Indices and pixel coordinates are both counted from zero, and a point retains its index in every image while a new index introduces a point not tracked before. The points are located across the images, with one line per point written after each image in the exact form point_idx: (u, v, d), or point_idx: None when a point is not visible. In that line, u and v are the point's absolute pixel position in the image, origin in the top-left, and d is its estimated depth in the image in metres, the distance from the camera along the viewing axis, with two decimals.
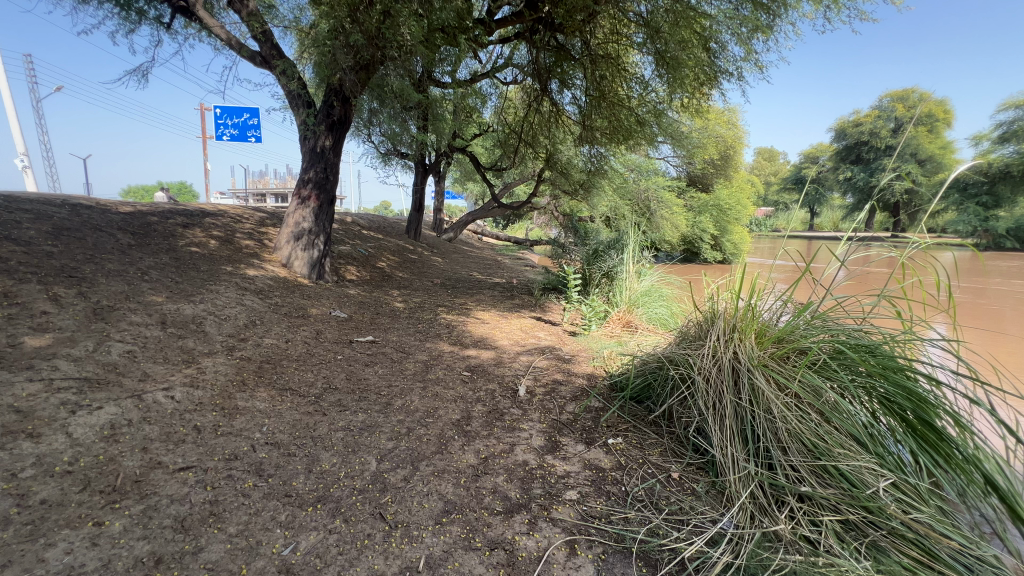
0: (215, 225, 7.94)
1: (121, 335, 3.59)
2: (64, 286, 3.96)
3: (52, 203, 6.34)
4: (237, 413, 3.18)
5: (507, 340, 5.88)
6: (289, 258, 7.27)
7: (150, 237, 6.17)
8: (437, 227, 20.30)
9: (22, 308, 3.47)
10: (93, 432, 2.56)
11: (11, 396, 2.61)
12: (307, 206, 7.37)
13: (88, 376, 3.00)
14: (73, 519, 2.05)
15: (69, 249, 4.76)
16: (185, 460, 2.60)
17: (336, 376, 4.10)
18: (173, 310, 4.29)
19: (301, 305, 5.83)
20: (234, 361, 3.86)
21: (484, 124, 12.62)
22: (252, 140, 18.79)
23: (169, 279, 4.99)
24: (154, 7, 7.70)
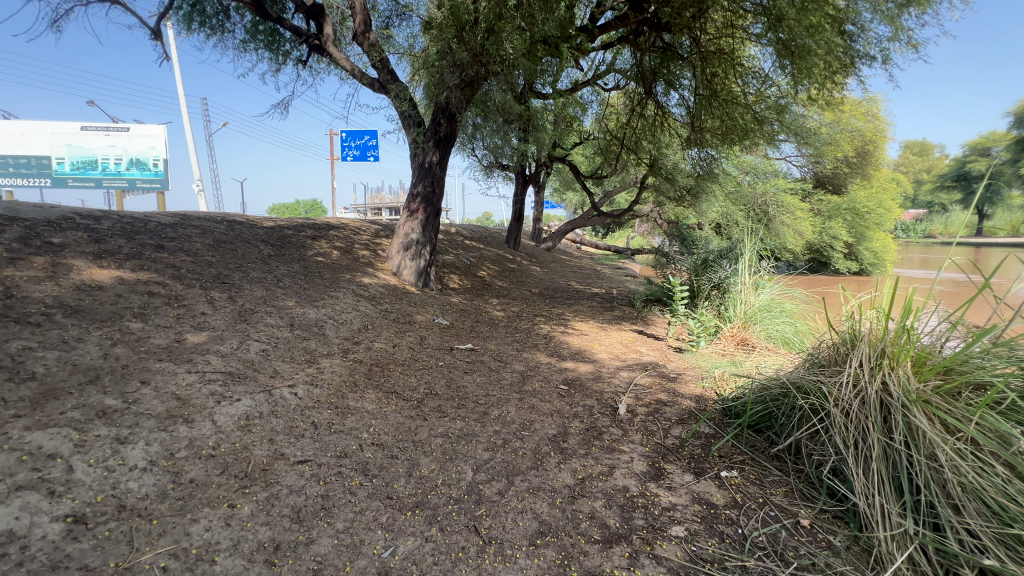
0: (338, 238, 8.79)
1: (258, 335, 4.07)
2: (218, 291, 4.60)
3: (214, 220, 7.47)
4: (348, 413, 3.40)
5: (606, 354, 5.63)
6: (398, 267, 7.80)
7: (285, 248, 7.00)
8: (535, 236, 20.43)
9: (187, 309, 4.08)
10: (233, 421, 2.89)
11: (174, 384, 3.03)
12: (415, 218, 7.83)
13: (230, 370, 3.41)
14: (213, 499, 2.31)
15: (224, 259, 5.56)
16: (304, 454, 2.83)
17: (437, 383, 4.23)
18: (300, 314, 4.77)
19: (408, 312, 6.19)
20: (349, 364, 4.16)
21: (585, 132, 12.49)
22: (372, 160, 20.65)
23: (299, 286, 5.59)
24: (296, 49, 8.86)
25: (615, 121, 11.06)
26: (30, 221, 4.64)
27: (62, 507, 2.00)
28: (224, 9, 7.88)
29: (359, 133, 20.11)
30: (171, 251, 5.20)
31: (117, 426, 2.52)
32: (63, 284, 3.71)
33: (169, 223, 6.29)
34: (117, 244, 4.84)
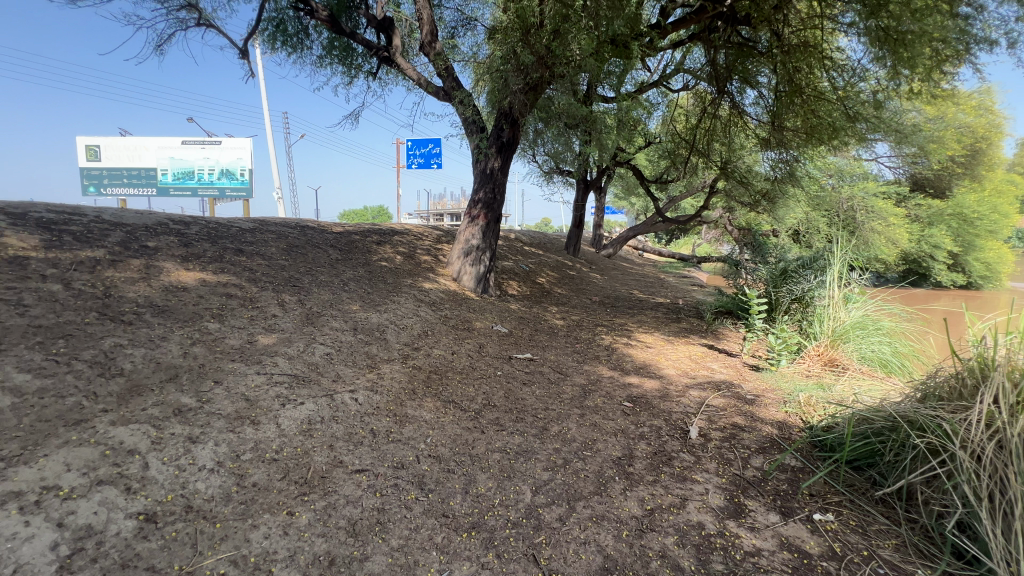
0: (402, 243, 9.00)
1: (323, 338, 4.15)
2: (289, 294, 4.78)
3: (289, 225, 7.87)
4: (406, 421, 3.36)
5: (674, 370, 5.26)
6: (459, 272, 7.82)
7: (352, 253, 7.23)
8: (595, 242, 19.97)
9: (260, 311, 4.24)
10: (296, 425, 2.92)
11: (244, 385, 3.12)
12: (476, 224, 7.83)
13: (296, 373, 3.48)
14: (273, 505, 2.31)
15: (296, 263, 5.80)
16: (362, 463, 2.79)
17: (496, 394, 4.11)
18: (364, 318, 4.85)
19: (467, 318, 6.15)
20: (408, 370, 4.14)
21: (650, 136, 12.03)
22: (435, 168, 21.17)
23: (363, 290, 5.72)
24: (368, 62, 9.20)
25: (683, 123, 10.52)
26: (131, 226, 5.07)
27: (135, 505, 2.05)
28: (303, 27, 8.33)
29: (424, 142, 20.83)
30: (249, 255, 5.49)
31: (190, 425, 2.59)
32: (153, 285, 3.97)
33: (249, 229, 6.68)
34: (202, 248, 5.17)
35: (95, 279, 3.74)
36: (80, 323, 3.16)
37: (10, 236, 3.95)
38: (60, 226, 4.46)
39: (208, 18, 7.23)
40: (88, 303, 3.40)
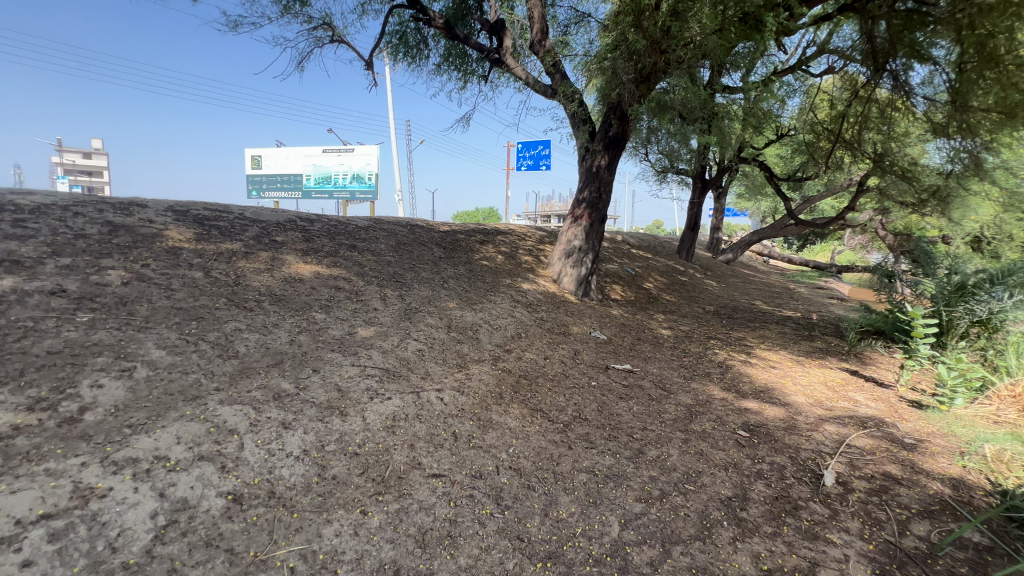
0: (504, 243, 9.02)
1: (417, 334, 4.20)
2: (391, 289, 4.96)
3: (401, 224, 8.31)
4: (490, 427, 3.21)
5: (804, 397, 4.44)
6: (559, 274, 7.58)
7: (455, 251, 7.38)
8: (712, 246, 18.34)
9: (363, 304, 4.43)
10: (380, 420, 2.93)
11: (338, 375, 3.22)
12: (579, 225, 7.52)
13: (388, 367, 3.53)
14: (348, 501, 2.29)
15: (401, 260, 6.04)
16: (440, 467, 2.69)
17: (588, 406, 3.79)
18: (459, 316, 4.84)
19: (564, 322, 5.88)
20: (497, 373, 4.01)
21: (783, 129, 10.66)
22: (544, 169, 21.14)
23: (462, 288, 5.76)
24: (481, 66, 9.35)
25: (824, 111, 9.08)
26: (266, 222, 5.67)
27: (227, 484, 2.17)
28: (423, 38, 8.73)
29: (534, 144, 21.04)
30: (360, 251, 5.84)
31: (285, 410, 2.72)
32: (275, 276, 4.35)
33: (365, 227, 7.16)
34: (321, 243, 5.60)
35: (229, 268, 4.20)
36: (211, 307, 3.53)
37: (172, 230, 4.61)
38: (210, 222, 5.13)
39: (339, 34, 7.88)
40: (221, 290, 3.80)
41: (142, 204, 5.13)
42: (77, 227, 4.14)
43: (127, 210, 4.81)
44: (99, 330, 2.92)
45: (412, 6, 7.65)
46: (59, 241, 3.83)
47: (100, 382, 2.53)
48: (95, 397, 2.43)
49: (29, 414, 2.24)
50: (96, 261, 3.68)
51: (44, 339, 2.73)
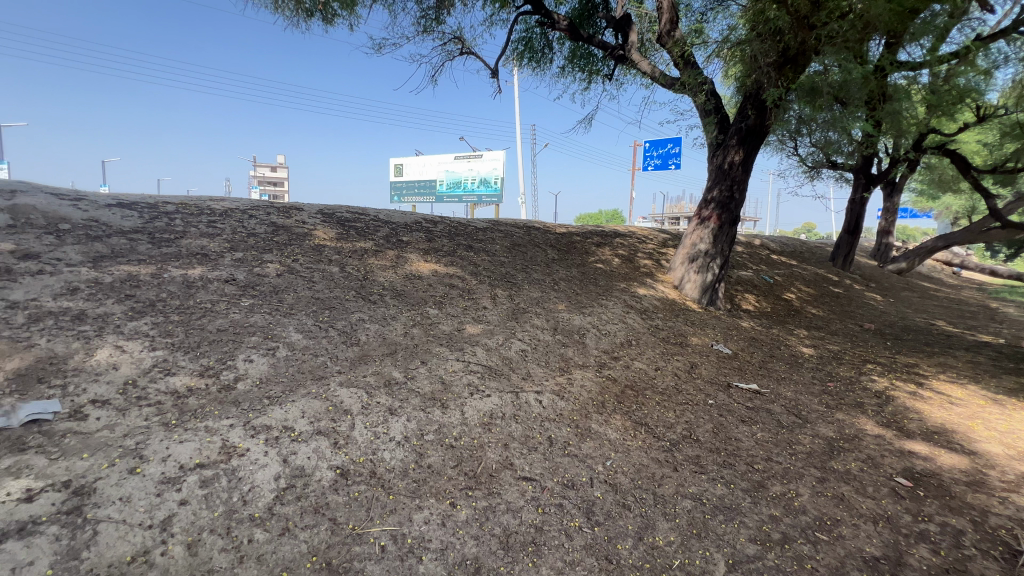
0: (622, 245, 8.68)
1: (522, 334, 4.22)
2: (501, 289, 5.08)
3: (518, 225, 8.50)
4: (588, 436, 3.07)
5: (1001, 448, 3.46)
6: (681, 280, 7.04)
7: (569, 253, 7.31)
8: (879, 254, 15.46)
9: (473, 302, 4.60)
10: (477, 416, 2.99)
11: (444, 368, 3.37)
12: (706, 227, 6.89)
13: (490, 365, 3.60)
14: (440, 491, 2.37)
15: (514, 260, 6.16)
16: (531, 471, 2.65)
17: (701, 426, 3.42)
18: (567, 319, 4.76)
19: (681, 332, 5.43)
20: (601, 380, 3.84)
21: (987, 111, 8.56)
22: (672, 168, 19.92)
23: (572, 290, 5.67)
24: (605, 66, 9.07)
25: None
26: (395, 224, 6.23)
27: (337, 458, 2.40)
28: (547, 42, 8.78)
29: (662, 142, 19.98)
30: (476, 251, 6.09)
31: (393, 398, 2.92)
32: (398, 272, 4.74)
33: (483, 228, 7.45)
34: (441, 243, 5.97)
35: (361, 265, 4.68)
36: (342, 298, 3.97)
37: (319, 230, 5.30)
38: (351, 223, 5.79)
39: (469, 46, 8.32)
40: (352, 284, 4.26)
41: (300, 208, 6.00)
42: (251, 227, 4.99)
43: (288, 213, 5.67)
44: (255, 314, 3.47)
45: (537, 11, 7.75)
46: (236, 238, 4.65)
47: (251, 357, 3.00)
48: (247, 369, 2.89)
49: (200, 379, 2.75)
50: (260, 255, 4.40)
51: (216, 319, 3.33)
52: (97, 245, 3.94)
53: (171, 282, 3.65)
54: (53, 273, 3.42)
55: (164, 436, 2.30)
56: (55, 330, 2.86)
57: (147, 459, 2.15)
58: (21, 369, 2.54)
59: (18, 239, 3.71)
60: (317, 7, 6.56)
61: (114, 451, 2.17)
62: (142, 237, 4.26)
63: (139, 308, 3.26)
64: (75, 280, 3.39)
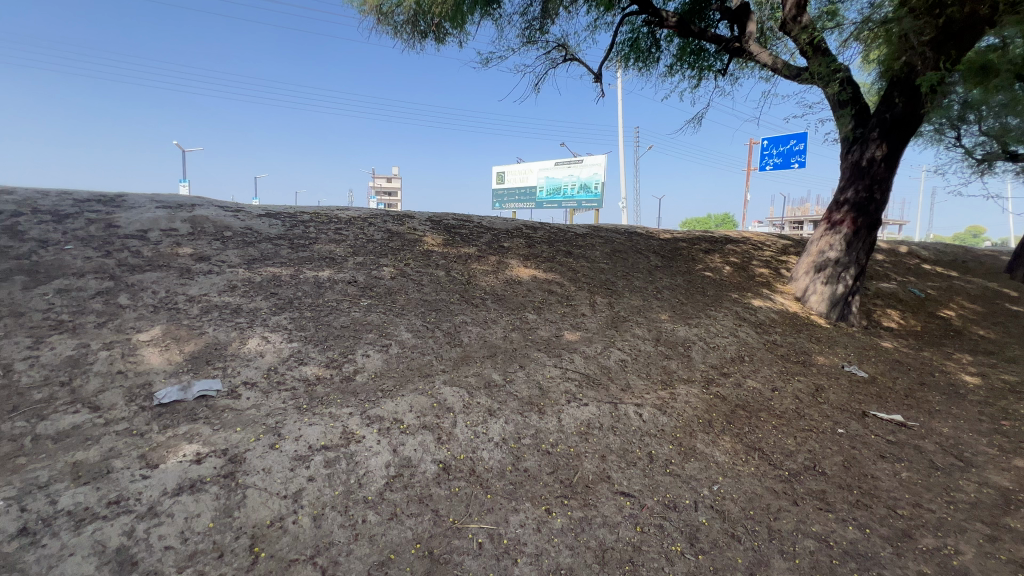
0: (735, 252, 8.04)
1: (622, 343, 4.09)
2: (601, 296, 4.99)
3: (619, 231, 8.29)
4: (693, 456, 2.88)
5: None
6: (805, 291, 6.30)
7: (674, 260, 6.95)
8: None
9: (572, 309, 4.58)
10: (574, 424, 2.96)
11: (542, 374, 3.40)
12: (837, 232, 6.08)
13: (588, 373, 3.55)
14: (536, 496, 2.38)
15: (615, 267, 6.01)
16: (629, 486, 2.56)
17: (828, 458, 3.03)
18: (670, 330, 4.52)
19: (804, 349, 4.87)
20: (707, 396, 3.58)
21: None
22: (795, 167, 17.96)
23: (677, 300, 5.38)
24: (718, 59, 8.47)
25: None
26: (498, 230, 6.43)
27: (440, 453, 2.54)
28: (654, 40, 8.45)
29: (784, 138, 18.16)
30: (576, 257, 6.05)
31: (492, 399, 3.01)
32: (499, 277, 4.89)
33: (583, 234, 7.39)
34: (541, 249, 6.04)
35: (465, 269, 4.91)
36: (447, 301, 4.20)
37: (428, 236, 5.67)
38: (456, 229, 6.11)
39: (572, 52, 8.31)
40: (456, 288, 4.48)
41: (412, 215, 6.47)
42: (370, 234, 5.49)
43: (402, 220, 6.14)
44: (372, 313, 3.81)
45: (644, 10, 7.50)
46: (358, 244, 5.16)
47: (368, 352, 3.30)
48: (364, 363, 3.19)
49: (326, 370, 3.09)
50: (378, 259, 4.82)
51: (340, 316, 3.71)
52: (251, 249, 4.63)
53: (306, 282, 4.16)
54: (219, 273, 4.08)
55: (297, 418, 2.62)
56: (219, 321, 3.42)
57: (283, 436, 2.47)
58: (195, 352, 3.07)
59: (195, 244, 4.50)
60: (431, 28, 7.04)
61: (259, 427, 2.52)
62: (284, 243, 4.91)
63: (281, 304, 3.76)
64: (234, 279, 4.02)
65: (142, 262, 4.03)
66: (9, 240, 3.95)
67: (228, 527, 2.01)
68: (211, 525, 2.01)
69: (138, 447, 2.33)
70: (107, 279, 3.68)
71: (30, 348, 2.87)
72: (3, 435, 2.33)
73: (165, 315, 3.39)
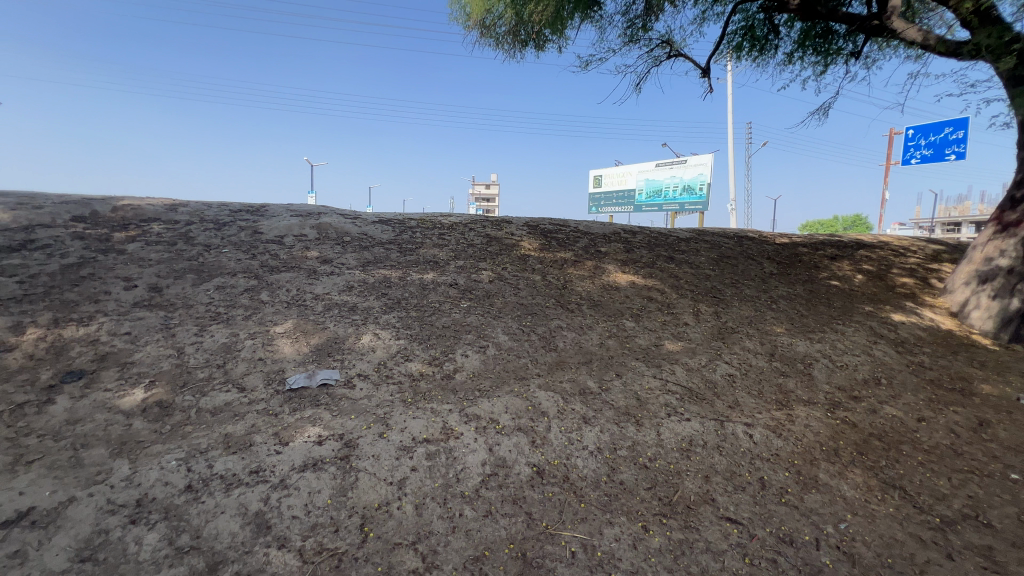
0: (869, 258, 7.04)
1: (730, 356, 3.79)
2: (706, 305, 4.67)
3: (728, 234, 7.70)
4: (814, 487, 2.56)
5: None
6: (965, 306, 5.32)
7: (793, 267, 6.28)
8: None
9: (674, 317, 4.35)
10: (675, 440, 2.79)
11: (640, 385, 3.26)
12: (1011, 236, 5.04)
13: (691, 386, 3.34)
14: (632, 511, 2.29)
15: (722, 274, 5.60)
16: (737, 513, 2.35)
17: (996, 508, 2.51)
18: (787, 344, 4.09)
19: (962, 374, 4.10)
20: (832, 421, 3.16)
21: None
22: (952, 158, 15.11)
23: (795, 311, 4.85)
24: (851, 41, 7.51)
25: None
26: (595, 234, 6.33)
27: (534, 456, 2.55)
28: (773, 26, 7.72)
29: (938, 126, 15.51)
30: (678, 263, 5.75)
31: (587, 407, 2.96)
32: (595, 282, 4.81)
33: (686, 238, 7.00)
34: (640, 254, 5.82)
35: (561, 274, 4.91)
36: (543, 305, 4.23)
37: (526, 241, 5.76)
38: (553, 234, 6.14)
39: (678, 48, 7.92)
40: (552, 292, 4.50)
41: (510, 221, 6.63)
42: (470, 239, 5.73)
43: (500, 225, 6.32)
44: (471, 315, 3.96)
45: None
46: (459, 249, 5.41)
47: (467, 352, 3.43)
48: (463, 363, 3.32)
49: (429, 367, 3.27)
50: (477, 263, 5.01)
51: (442, 317, 3.92)
52: (366, 253, 5.07)
53: (412, 284, 4.45)
54: (339, 274, 4.54)
55: (403, 411, 2.80)
56: (339, 318, 3.79)
57: (390, 427, 2.65)
58: (319, 344, 3.43)
59: (321, 249, 5.05)
60: (531, 36, 7.16)
61: (370, 417, 2.74)
62: (394, 247, 5.32)
63: (390, 304, 4.07)
64: (352, 280, 4.43)
65: (280, 263, 4.62)
66: (183, 244, 4.77)
67: (343, 506, 2.22)
68: (329, 501, 2.22)
69: (273, 426, 2.66)
70: (253, 278, 4.28)
71: (196, 335, 3.42)
72: (176, 406, 2.80)
73: (296, 310, 3.84)
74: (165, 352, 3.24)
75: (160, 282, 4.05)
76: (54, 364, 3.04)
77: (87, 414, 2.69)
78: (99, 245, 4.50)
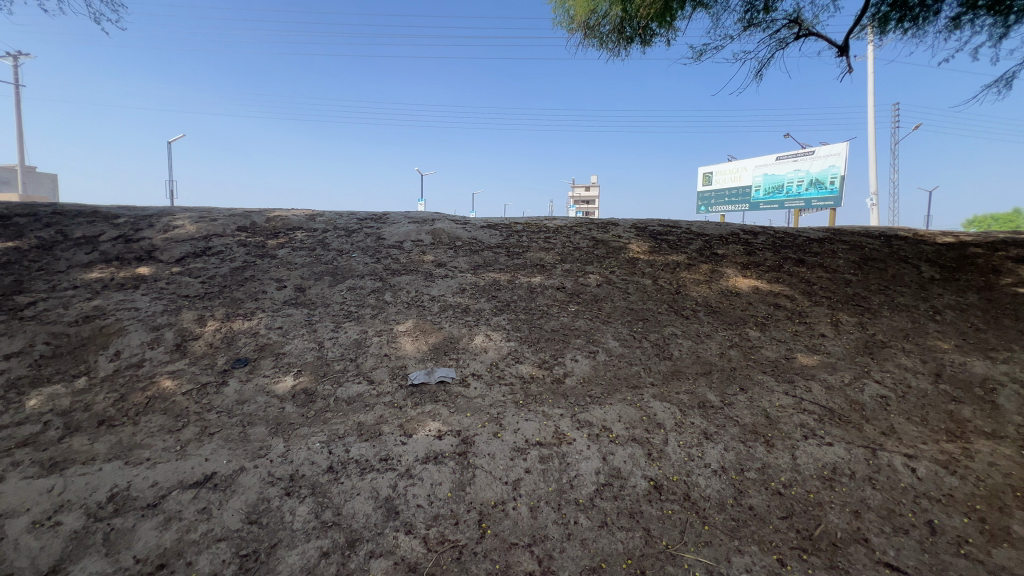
0: None
1: (882, 374, 3.28)
2: (848, 313, 4.11)
3: (872, 233, 6.70)
4: (1006, 541, 2.11)
5: None
6: None
7: (962, 271, 5.27)
8: None
9: (807, 327, 3.89)
10: (815, 467, 2.48)
11: (769, 401, 2.96)
12: None
13: (832, 407, 2.95)
14: (764, 542, 2.09)
15: (866, 279, 4.88)
16: (898, 559, 2.02)
17: None
18: (958, 363, 3.43)
19: None
20: None
21: None
22: None
23: (968, 325, 4.06)
24: None
25: None
26: (709, 235, 5.92)
27: (651, 470, 2.44)
28: None
29: None
30: (810, 266, 5.14)
31: (708, 421, 2.76)
32: (712, 287, 4.49)
33: (820, 238, 6.24)
34: (763, 256, 5.32)
35: (673, 278, 4.66)
36: (655, 311, 4.05)
37: (634, 243, 5.58)
38: (663, 236, 5.85)
39: (809, 26, 7.10)
40: (664, 297, 4.29)
41: (616, 223, 6.46)
42: (576, 242, 5.69)
43: (606, 228, 6.19)
44: (579, 319, 3.92)
45: None
46: (566, 252, 5.39)
47: (576, 357, 3.40)
48: (573, 367, 3.30)
49: (539, 369, 3.30)
50: (584, 267, 4.96)
51: (551, 320, 3.93)
52: (476, 256, 5.30)
53: (521, 287, 4.54)
54: (452, 276, 4.79)
55: (515, 413, 2.85)
56: (453, 318, 3.99)
57: (504, 427, 2.72)
58: (436, 343, 3.65)
59: (435, 253, 5.37)
60: (637, 32, 6.91)
61: (484, 416, 2.84)
62: (502, 251, 5.48)
63: (500, 306, 4.19)
64: (464, 283, 4.65)
65: (400, 266, 5.01)
66: (321, 250, 5.38)
67: (462, 500, 2.32)
68: (449, 494, 2.34)
69: (398, 418, 2.88)
70: (378, 280, 4.69)
71: (333, 331, 3.83)
72: (318, 393, 3.16)
73: (415, 311, 4.12)
74: (308, 345, 3.67)
75: (304, 283, 4.61)
76: (226, 352, 3.61)
77: (252, 396, 3.14)
78: (258, 251, 5.25)
